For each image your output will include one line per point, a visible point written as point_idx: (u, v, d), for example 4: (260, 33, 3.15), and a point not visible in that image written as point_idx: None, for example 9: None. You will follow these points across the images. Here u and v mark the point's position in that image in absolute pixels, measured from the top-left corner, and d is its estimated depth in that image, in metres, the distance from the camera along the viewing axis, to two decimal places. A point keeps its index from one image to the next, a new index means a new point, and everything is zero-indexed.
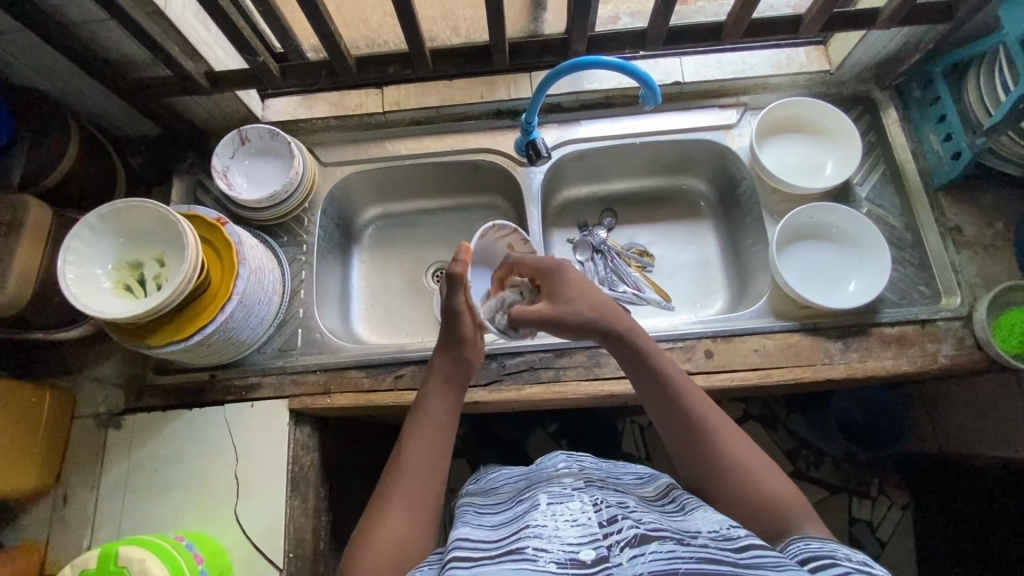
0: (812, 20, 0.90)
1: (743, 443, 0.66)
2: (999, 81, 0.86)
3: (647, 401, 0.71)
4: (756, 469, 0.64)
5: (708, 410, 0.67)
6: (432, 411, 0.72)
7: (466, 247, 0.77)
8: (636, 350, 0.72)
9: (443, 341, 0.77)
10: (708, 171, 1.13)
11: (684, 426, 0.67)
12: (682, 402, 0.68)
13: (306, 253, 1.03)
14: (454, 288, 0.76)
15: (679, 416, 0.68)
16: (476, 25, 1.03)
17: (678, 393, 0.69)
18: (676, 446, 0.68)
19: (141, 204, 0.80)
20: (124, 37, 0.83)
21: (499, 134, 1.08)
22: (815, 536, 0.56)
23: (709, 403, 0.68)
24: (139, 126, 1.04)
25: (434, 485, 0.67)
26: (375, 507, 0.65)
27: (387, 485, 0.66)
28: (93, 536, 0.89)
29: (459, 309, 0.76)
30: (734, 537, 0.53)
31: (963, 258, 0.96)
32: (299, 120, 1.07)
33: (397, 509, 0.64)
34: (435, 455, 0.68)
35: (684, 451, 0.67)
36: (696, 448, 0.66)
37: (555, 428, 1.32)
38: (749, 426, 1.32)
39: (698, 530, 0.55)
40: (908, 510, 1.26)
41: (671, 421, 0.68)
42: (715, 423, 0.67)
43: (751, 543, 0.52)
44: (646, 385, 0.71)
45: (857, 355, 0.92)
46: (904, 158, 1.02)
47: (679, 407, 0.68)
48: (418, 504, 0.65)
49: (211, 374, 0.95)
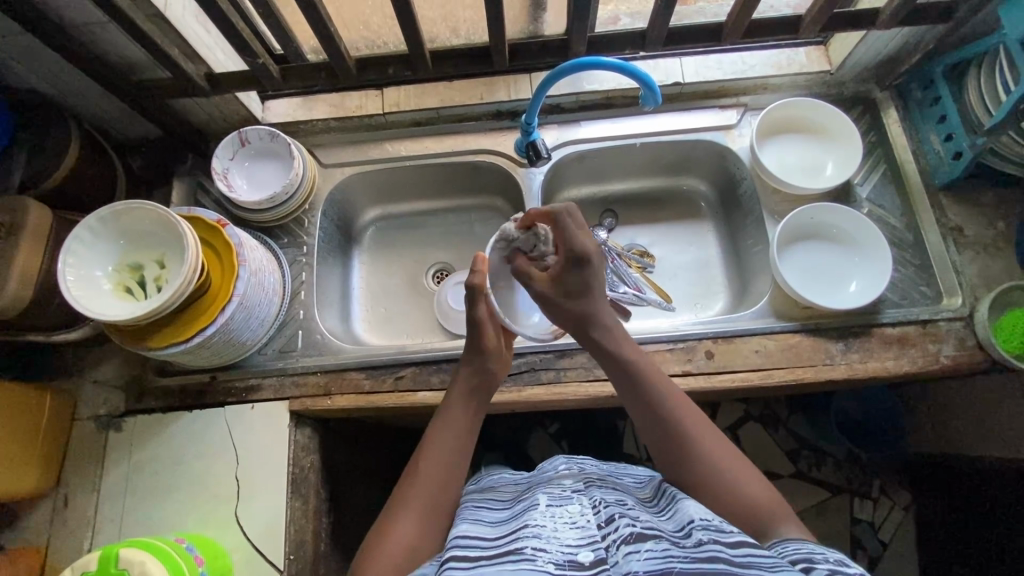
0: (812, 21, 0.90)
1: (724, 449, 0.66)
2: (999, 81, 0.86)
3: (630, 404, 0.72)
4: (738, 476, 0.63)
5: (686, 411, 0.68)
6: (454, 419, 0.73)
7: (481, 258, 0.80)
8: (613, 351, 0.73)
9: (469, 350, 0.78)
10: (708, 172, 1.13)
11: (661, 425, 0.68)
12: (661, 406, 0.68)
13: (306, 254, 1.03)
14: (473, 300, 0.78)
15: (656, 416, 0.68)
16: (476, 26, 1.03)
17: (655, 394, 0.69)
18: (656, 451, 0.68)
19: (144, 207, 0.80)
20: (124, 39, 0.83)
21: (499, 135, 1.08)
22: (794, 538, 0.56)
23: (690, 410, 0.68)
24: (139, 128, 1.04)
25: (448, 493, 0.67)
26: (387, 512, 0.65)
27: (403, 489, 0.67)
28: (94, 538, 0.89)
29: (481, 320, 0.78)
30: (726, 530, 0.53)
31: (963, 258, 0.96)
32: (299, 121, 1.07)
33: (410, 515, 0.64)
34: (454, 464, 0.69)
35: (664, 456, 0.67)
36: (676, 453, 0.66)
37: (555, 429, 1.32)
38: (750, 427, 1.32)
39: (692, 517, 0.56)
40: (910, 511, 1.25)
41: (652, 425, 0.69)
42: (695, 429, 0.67)
43: (741, 538, 0.52)
44: (625, 386, 0.72)
45: (858, 356, 0.92)
46: (904, 158, 1.02)
47: (660, 411, 0.68)
48: (430, 510, 0.65)
49: (212, 376, 0.95)
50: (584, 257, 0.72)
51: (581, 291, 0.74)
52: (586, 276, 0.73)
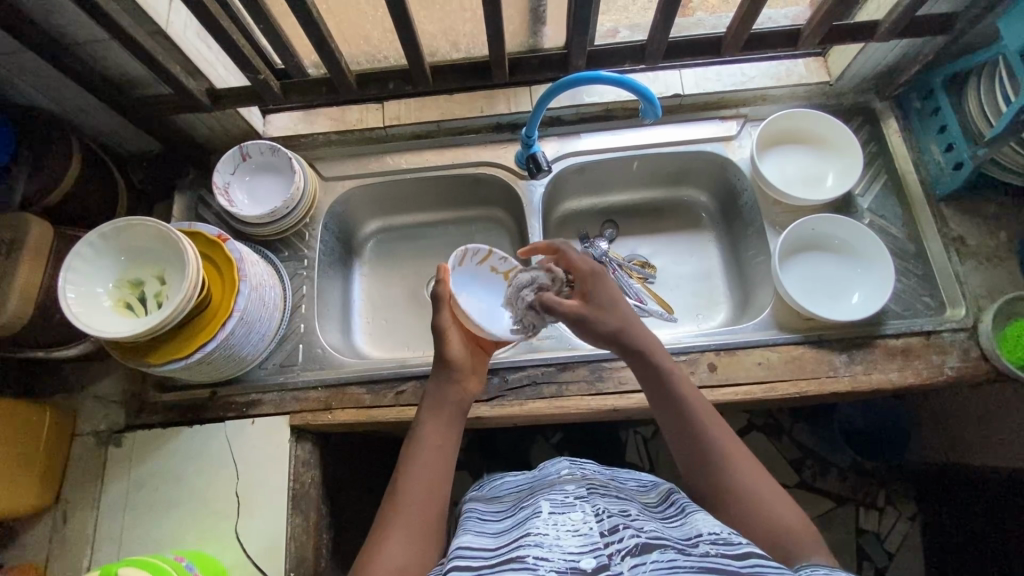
0: (811, 35, 0.91)
1: (741, 459, 0.66)
2: (999, 92, 0.85)
3: (659, 412, 0.72)
4: (754, 484, 0.64)
5: (722, 436, 0.68)
6: (429, 434, 0.72)
7: (446, 268, 0.80)
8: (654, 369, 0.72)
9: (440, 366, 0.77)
10: (708, 183, 1.13)
11: (695, 447, 0.68)
12: (691, 416, 0.69)
13: (307, 267, 1.03)
14: (438, 307, 0.79)
15: (691, 438, 0.68)
16: (476, 39, 1.02)
17: (694, 417, 0.69)
18: (683, 459, 0.69)
19: (146, 223, 0.80)
20: (126, 56, 0.83)
21: (500, 147, 1.08)
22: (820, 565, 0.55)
23: (718, 423, 0.69)
24: (141, 143, 1.05)
25: (432, 510, 0.66)
26: (376, 534, 0.63)
27: (388, 512, 0.65)
28: (93, 556, 0.88)
29: (445, 328, 0.78)
30: (734, 543, 0.53)
31: (966, 268, 0.95)
32: (299, 135, 1.08)
33: (398, 535, 0.62)
34: (433, 481, 0.67)
35: (686, 458, 0.68)
36: (706, 466, 0.67)
37: (558, 440, 1.31)
38: (754, 437, 1.31)
39: (700, 534, 0.55)
40: (917, 522, 1.24)
41: (678, 428, 0.69)
42: (716, 435, 0.68)
43: (749, 550, 0.51)
44: (663, 402, 0.71)
45: (862, 368, 0.91)
46: (906, 169, 1.02)
47: (690, 421, 0.69)
48: (417, 527, 0.64)
49: (212, 392, 0.95)
50: (599, 270, 0.78)
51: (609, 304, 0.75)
52: (604, 287, 0.76)
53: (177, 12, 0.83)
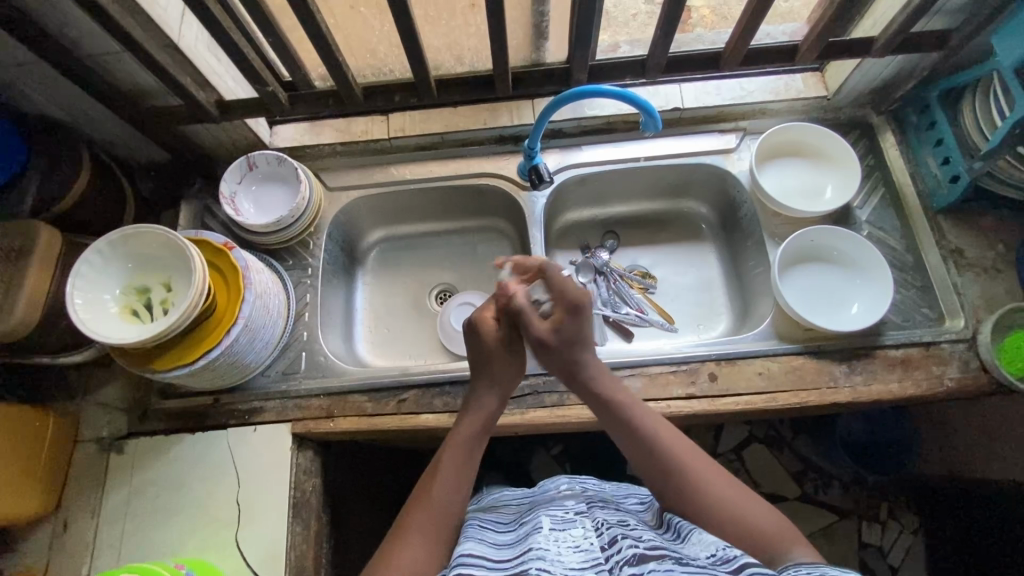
0: (807, 50, 0.93)
1: (713, 473, 0.66)
2: (994, 107, 0.87)
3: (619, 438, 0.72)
4: (738, 501, 0.64)
5: (680, 446, 0.68)
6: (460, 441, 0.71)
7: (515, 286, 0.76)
8: (602, 396, 0.73)
9: (485, 379, 0.76)
10: (709, 196, 1.14)
11: (655, 464, 0.68)
12: (646, 437, 0.69)
13: (311, 276, 1.04)
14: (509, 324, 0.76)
15: (649, 457, 0.68)
16: (479, 54, 1.04)
17: (649, 439, 0.69)
18: (650, 481, 0.69)
19: (154, 232, 0.81)
20: (138, 67, 0.86)
21: (502, 159, 1.10)
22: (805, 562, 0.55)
23: (675, 437, 0.69)
24: (149, 152, 1.06)
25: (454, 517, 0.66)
26: (390, 540, 0.64)
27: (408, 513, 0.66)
28: (93, 563, 0.88)
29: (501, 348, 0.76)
30: (731, 559, 0.52)
31: (965, 280, 0.96)
32: (305, 146, 1.09)
33: (415, 538, 0.63)
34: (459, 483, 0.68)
35: (654, 479, 0.68)
36: (670, 481, 0.66)
37: (558, 451, 1.31)
38: (755, 448, 1.31)
39: (696, 555, 0.55)
40: (919, 535, 1.23)
41: (637, 452, 0.70)
42: (674, 449, 0.68)
43: (747, 559, 0.52)
44: (618, 430, 0.72)
45: (862, 378, 0.91)
46: (903, 182, 1.03)
47: (646, 444, 0.69)
48: (434, 535, 0.64)
49: (215, 399, 0.95)
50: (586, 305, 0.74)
51: (575, 342, 0.75)
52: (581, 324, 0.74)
53: (189, 26, 0.85)
